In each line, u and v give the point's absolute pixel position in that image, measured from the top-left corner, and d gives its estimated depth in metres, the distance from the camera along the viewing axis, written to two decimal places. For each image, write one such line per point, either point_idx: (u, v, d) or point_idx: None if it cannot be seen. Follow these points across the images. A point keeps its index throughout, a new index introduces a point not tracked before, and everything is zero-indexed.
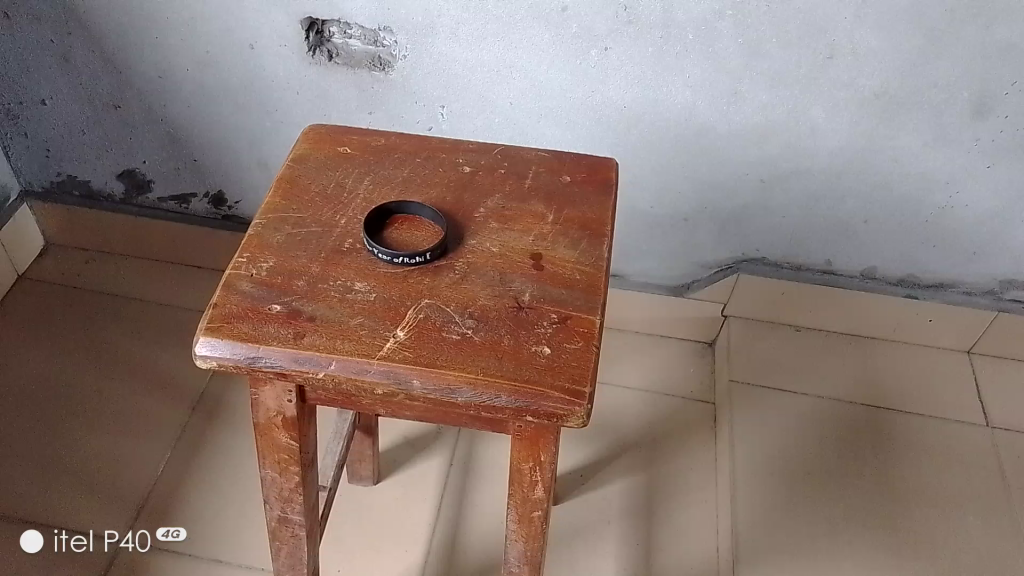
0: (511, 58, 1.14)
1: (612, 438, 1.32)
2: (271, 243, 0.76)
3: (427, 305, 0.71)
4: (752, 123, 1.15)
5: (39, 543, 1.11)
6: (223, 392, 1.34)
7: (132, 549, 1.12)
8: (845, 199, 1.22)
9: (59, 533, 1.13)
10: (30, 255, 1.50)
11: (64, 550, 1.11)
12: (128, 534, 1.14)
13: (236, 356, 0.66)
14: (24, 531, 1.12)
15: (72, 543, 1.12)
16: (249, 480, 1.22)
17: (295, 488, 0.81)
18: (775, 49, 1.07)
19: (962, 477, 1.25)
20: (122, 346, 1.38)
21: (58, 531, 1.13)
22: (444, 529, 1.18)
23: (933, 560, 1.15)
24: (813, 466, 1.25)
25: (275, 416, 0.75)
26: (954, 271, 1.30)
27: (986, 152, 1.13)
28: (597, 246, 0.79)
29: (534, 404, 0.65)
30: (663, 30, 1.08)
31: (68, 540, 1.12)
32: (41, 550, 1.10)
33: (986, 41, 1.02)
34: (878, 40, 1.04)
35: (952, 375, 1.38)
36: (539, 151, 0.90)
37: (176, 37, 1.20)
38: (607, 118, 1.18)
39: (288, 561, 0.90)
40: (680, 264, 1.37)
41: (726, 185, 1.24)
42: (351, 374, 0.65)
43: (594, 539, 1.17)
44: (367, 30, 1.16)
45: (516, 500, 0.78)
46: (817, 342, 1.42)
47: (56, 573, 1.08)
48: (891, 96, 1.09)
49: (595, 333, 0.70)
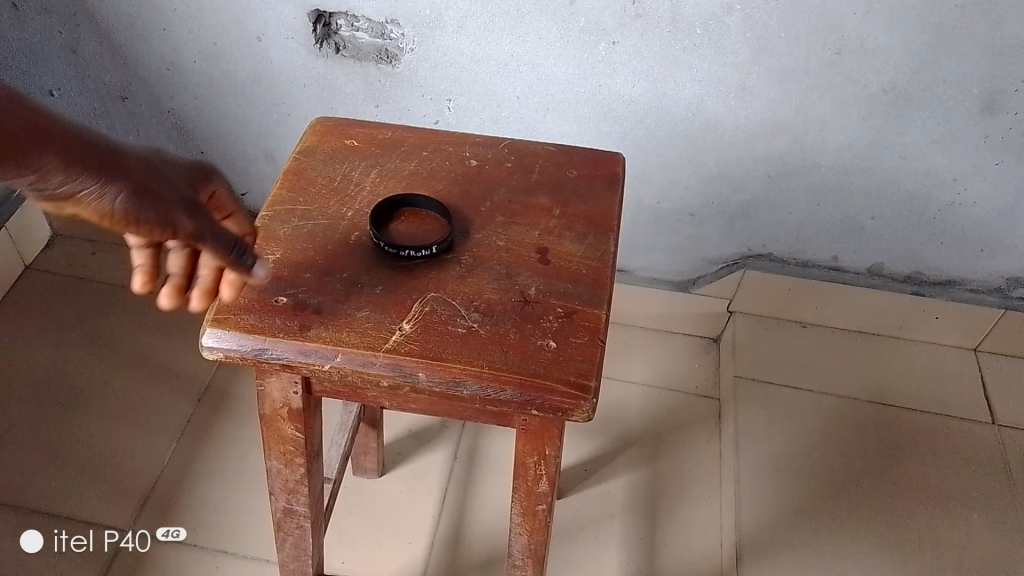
0: (517, 52, 1.14)
1: (615, 432, 1.32)
2: (278, 235, 0.76)
3: (433, 298, 0.71)
4: (761, 117, 1.15)
5: (39, 543, 1.11)
6: (229, 384, 1.34)
7: (132, 549, 1.12)
8: (853, 195, 1.22)
9: (59, 533, 1.12)
10: (37, 246, 1.50)
11: (64, 550, 1.10)
12: (128, 534, 1.13)
13: (243, 348, 0.67)
14: (24, 531, 1.12)
15: (72, 543, 1.11)
16: (253, 471, 1.23)
17: (300, 479, 0.81)
18: (784, 43, 1.06)
19: (967, 475, 1.25)
20: (128, 338, 1.39)
21: (58, 531, 1.13)
22: (448, 522, 1.18)
23: (937, 557, 1.15)
24: (817, 462, 1.25)
25: (281, 407, 0.75)
26: (961, 268, 1.30)
27: (995, 150, 1.13)
28: (604, 239, 0.79)
29: (540, 399, 0.65)
30: (672, 24, 1.07)
31: (68, 541, 1.12)
32: (42, 550, 1.10)
33: (996, 37, 1.01)
34: (887, 36, 1.04)
35: (959, 373, 1.38)
36: (546, 145, 0.90)
37: (183, 29, 1.20)
38: (614, 113, 1.18)
39: (293, 552, 0.90)
40: (686, 260, 1.37)
41: (733, 180, 1.23)
42: (356, 366, 0.66)
43: (597, 533, 1.18)
44: (374, 23, 1.15)
45: (520, 493, 0.78)
46: (823, 339, 1.41)
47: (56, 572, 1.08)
48: (899, 91, 1.09)
49: (602, 328, 0.70)
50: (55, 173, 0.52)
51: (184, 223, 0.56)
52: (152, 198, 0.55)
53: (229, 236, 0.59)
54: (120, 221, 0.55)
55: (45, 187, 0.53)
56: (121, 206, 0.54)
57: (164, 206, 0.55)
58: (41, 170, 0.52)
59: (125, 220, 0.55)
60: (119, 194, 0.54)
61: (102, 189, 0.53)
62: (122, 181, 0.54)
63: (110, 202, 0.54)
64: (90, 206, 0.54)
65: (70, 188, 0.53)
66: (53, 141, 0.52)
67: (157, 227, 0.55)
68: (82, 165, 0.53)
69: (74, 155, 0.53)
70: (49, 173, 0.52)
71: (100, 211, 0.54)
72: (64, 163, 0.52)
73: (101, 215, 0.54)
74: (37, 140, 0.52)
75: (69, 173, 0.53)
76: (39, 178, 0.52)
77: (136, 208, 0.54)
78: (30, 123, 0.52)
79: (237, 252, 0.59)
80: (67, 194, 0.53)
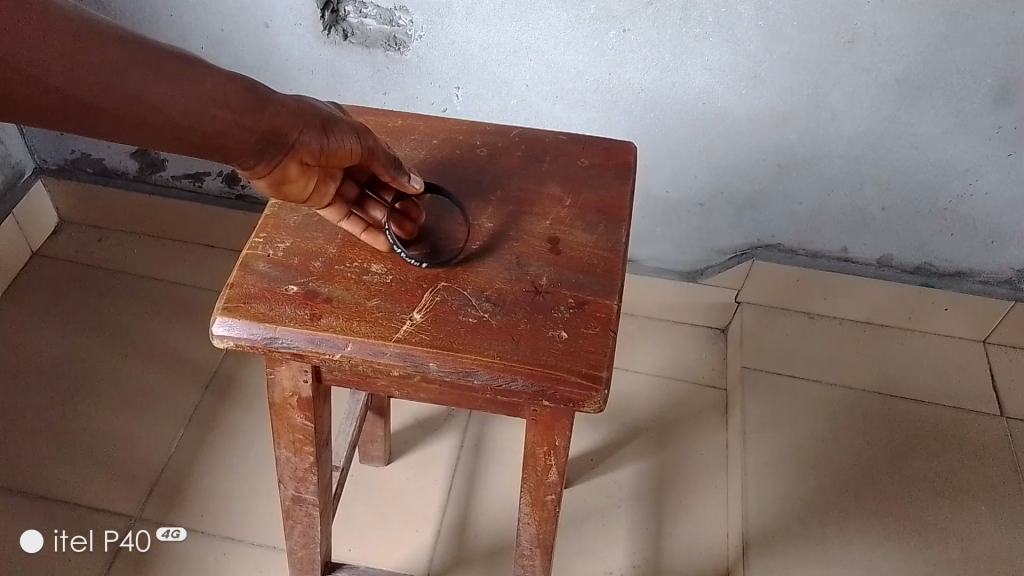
0: (527, 39, 1.13)
1: (622, 422, 1.32)
2: (287, 223, 0.76)
3: (443, 288, 0.71)
4: (772, 106, 1.14)
5: (39, 543, 1.10)
6: (236, 371, 1.34)
7: (132, 549, 1.11)
8: (864, 184, 1.21)
9: (59, 532, 1.11)
10: (44, 232, 1.50)
11: (64, 550, 1.10)
12: (128, 533, 1.12)
13: (253, 336, 0.66)
14: (24, 531, 1.11)
15: (72, 543, 1.11)
16: (260, 459, 1.23)
17: (309, 468, 0.81)
18: (796, 32, 1.05)
19: (975, 466, 1.25)
20: (135, 327, 1.38)
21: (58, 531, 1.12)
22: (454, 510, 1.18)
23: (944, 549, 1.15)
24: (824, 454, 1.25)
25: (290, 396, 0.75)
26: (972, 259, 1.29)
27: (1008, 141, 1.12)
28: (616, 229, 0.78)
29: (551, 389, 0.65)
30: (683, 13, 1.06)
31: (68, 540, 1.11)
32: (42, 550, 1.09)
33: (1012, 26, 1.00)
34: (901, 25, 1.02)
35: (967, 365, 1.37)
36: (557, 134, 0.89)
37: (190, 14, 1.19)
38: (624, 101, 1.17)
39: (301, 541, 0.91)
40: (695, 250, 1.36)
41: (743, 170, 1.23)
42: (367, 356, 0.65)
43: (604, 521, 1.18)
44: (383, 9, 1.14)
45: (529, 484, 0.78)
46: (831, 330, 1.41)
47: (58, 570, 1.08)
48: (912, 81, 1.08)
49: (613, 319, 0.70)
50: (282, 126, 0.60)
51: (367, 146, 0.68)
52: (342, 131, 0.66)
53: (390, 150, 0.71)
54: (326, 159, 0.65)
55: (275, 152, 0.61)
56: (327, 144, 0.64)
57: (353, 135, 0.66)
58: (269, 133, 0.59)
59: (330, 155, 0.65)
60: (323, 135, 0.64)
61: (312, 134, 0.63)
62: (319, 122, 0.64)
63: (321, 141, 0.64)
64: (306, 153, 0.63)
65: (292, 143, 0.62)
66: (265, 101, 0.59)
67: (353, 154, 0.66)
68: (295, 117, 0.61)
69: (286, 110, 0.61)
70: (279, 131, 0.60)
71: (314, 153, 0.64)
72: (284, 118, 0.60)
73: (314, 158, 0.64)
74: (261, 105, 0.59)
75: (290, 128, 0.61)
76: (270, 141, 0.60)
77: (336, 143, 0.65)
78: (242, 88, 0.58)
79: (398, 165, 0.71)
80: (288, 149, 0.62)
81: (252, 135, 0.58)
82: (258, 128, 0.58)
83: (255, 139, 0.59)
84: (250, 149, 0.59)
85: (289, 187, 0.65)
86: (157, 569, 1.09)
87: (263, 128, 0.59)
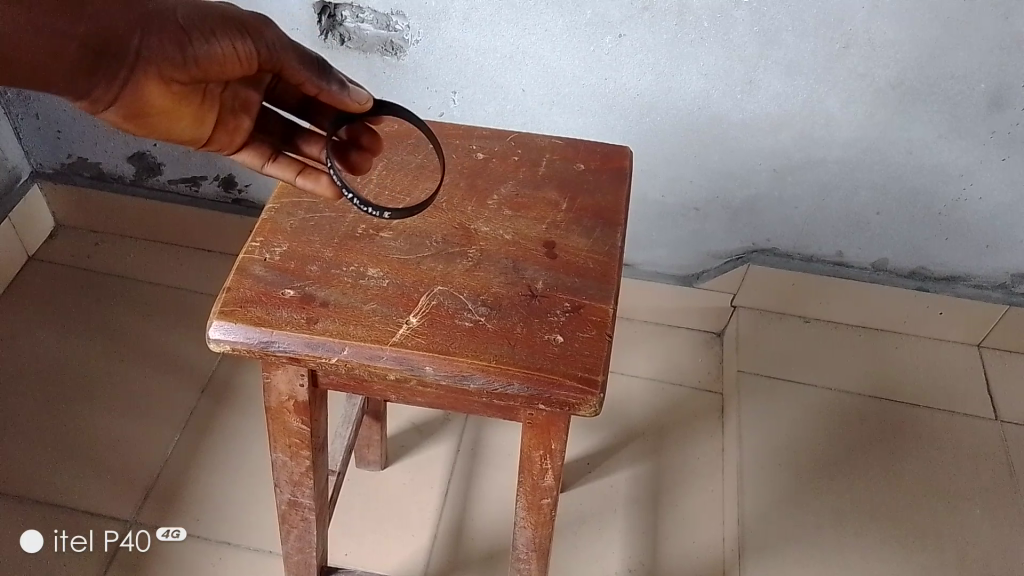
0: (523, 44, 1.13)
1: (618, 426, 1.32)
2: (284, 227, 0.76)
3: (440, 293, 0.71)
4: (766, 111, 1.14)
5: (39, 543, 1.10)
6: (232, 375, 1.34)
7: (132, 549, 1.11)
8: (859, 190, 1.22)
9: (59, 532, 1.12)
10: (40, 237, 1.50)
11: (65, 550, 1.10)
12: (128, 533, 1.13)
13: (249, 340, 0.67)
14: (24, 531, 1.11)
15: (72, 543, 1.11)
16: (256, 463, 1.23)
17: (306, 472, 0.81)
18: (791, 38, 1.06)
19: (968, 469, 1.25)
20: (129, 330, 1.38)
21: (58, 531, 1.12)
22: (451, 514, 1.18)
23: (940, 552, 1.15)
24: (821, 457, 1.26)
25: (286, 400, 0.75)
26: (966, 264, 1.29)
27: (1000, 145, 1.12)
28: (612, 234, 0.78)
29: (546, 393, 0.65)
30: (678, 18, 1.06)
31: (68, 540, 1.11)
32: (41, 550, 1.10)
33: (1005, 32, 1.01)
34: (895, 31, 1.03)
35: (962, 369, 1.38)
36: (553, 138, 0.90)
37: None
38: (619, 106, 1.18)
39: (297, 545, 0.90)
40: (692, 254, 1.36)
41: (738, 175, 1.23)
42: (364, 359, 0.66)
43: (600, 525, 1.18)
44: (379, 14, 1.14)
45: (526, 488, 0.78)
46: (826, 333, 1.41)
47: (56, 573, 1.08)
48: (907, 87, 1.08)
49: (609, 323, 0.70)
50: (114, 34, 0.63)
51: (248, 44, 0.68)
52: (206, 33, 0.66)
53: (300, 50, 0.70)
54: (192, 66, 0.67)
55: (119, 65, 0.65)
56: (184, 50, 0.66)
57: (220, 36, 0.67)
58: (95, 44, 0.62)
59: (196, 62, 0.67)
60: (178, 41, 0.66)
61: (158, 40, 0.65)
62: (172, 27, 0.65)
63: (174, 48, 0.66)
64: (157, 62, 0.66)
65: (133, 50, 0.64)
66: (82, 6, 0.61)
67: (228, 56, 0.68)
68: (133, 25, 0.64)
69: (119, 15, 0.63)
70: (109, 37, 0.63)
71: (169, 62, 0.66)
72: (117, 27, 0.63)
73: (173, 67, 0.67)
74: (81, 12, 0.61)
75: (123, 34, 0.63)
76: (101, 51, 0.63)
77: (199, 46, 0.66)
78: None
79: (316, 66, 0.71)
80: (129, 60, 0.65)
81: (74, 43, 0.61)
82: (79, 35, 0.61)
83: (77, 51, 0.62)
84: (77, 64, 0.62)
85: (166, 115, 0.71)
86: (155, 570, 1.09)
87: (87, 35, 0.62)
